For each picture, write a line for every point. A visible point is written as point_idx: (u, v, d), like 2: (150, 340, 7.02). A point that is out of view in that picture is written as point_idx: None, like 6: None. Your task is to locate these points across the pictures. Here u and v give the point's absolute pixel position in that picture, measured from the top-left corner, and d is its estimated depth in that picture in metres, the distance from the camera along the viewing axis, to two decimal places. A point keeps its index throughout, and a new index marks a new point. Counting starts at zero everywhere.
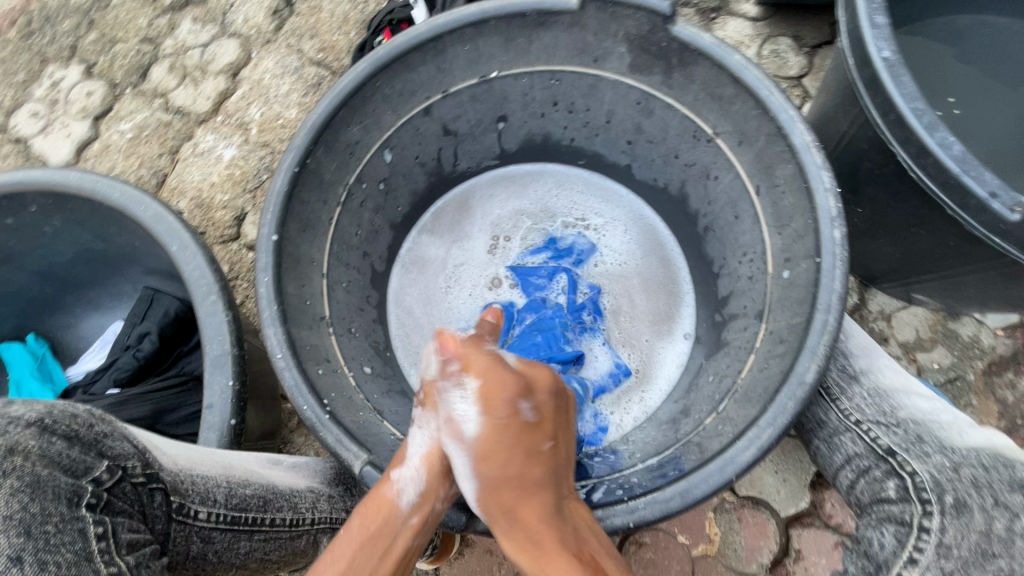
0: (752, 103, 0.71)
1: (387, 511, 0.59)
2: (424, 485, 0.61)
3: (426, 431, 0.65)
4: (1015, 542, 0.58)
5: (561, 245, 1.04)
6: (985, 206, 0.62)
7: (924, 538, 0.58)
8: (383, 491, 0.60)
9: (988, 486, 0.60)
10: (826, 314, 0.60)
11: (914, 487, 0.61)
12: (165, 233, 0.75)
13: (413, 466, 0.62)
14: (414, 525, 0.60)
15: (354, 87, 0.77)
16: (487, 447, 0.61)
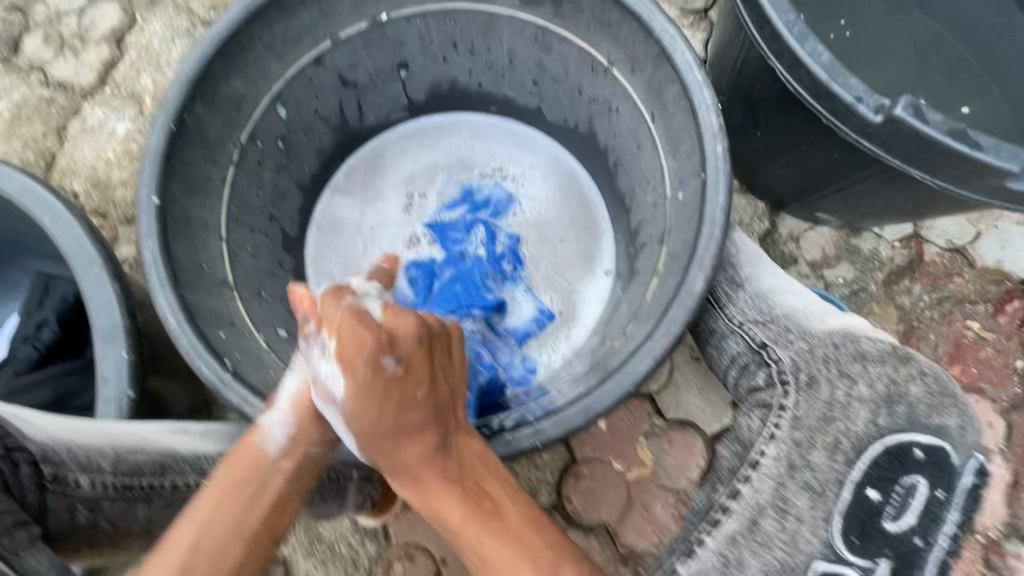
0: (637, 28, 0.73)
1: (253, 458, 0.60)
2: (294, 432, 0.62)
3: (297, 374, 0.64)
4: (852, 405, 0.67)
5: (478, 196, 1.02)
6: (852, 110, 0.66)
7: (781, 414, 0.68)
8: (248, 440, 0.61)
9: (835, 361, 0.69)
10: (712, 227, 0.63)
11: (778, 374, 0.70)
12: (35, 206, 0.70)
13: (281, 414, 0.62)
14: (286, 469, 0.61)
15: (227, 36, 0.74)
16: (405, 331, 0.65)
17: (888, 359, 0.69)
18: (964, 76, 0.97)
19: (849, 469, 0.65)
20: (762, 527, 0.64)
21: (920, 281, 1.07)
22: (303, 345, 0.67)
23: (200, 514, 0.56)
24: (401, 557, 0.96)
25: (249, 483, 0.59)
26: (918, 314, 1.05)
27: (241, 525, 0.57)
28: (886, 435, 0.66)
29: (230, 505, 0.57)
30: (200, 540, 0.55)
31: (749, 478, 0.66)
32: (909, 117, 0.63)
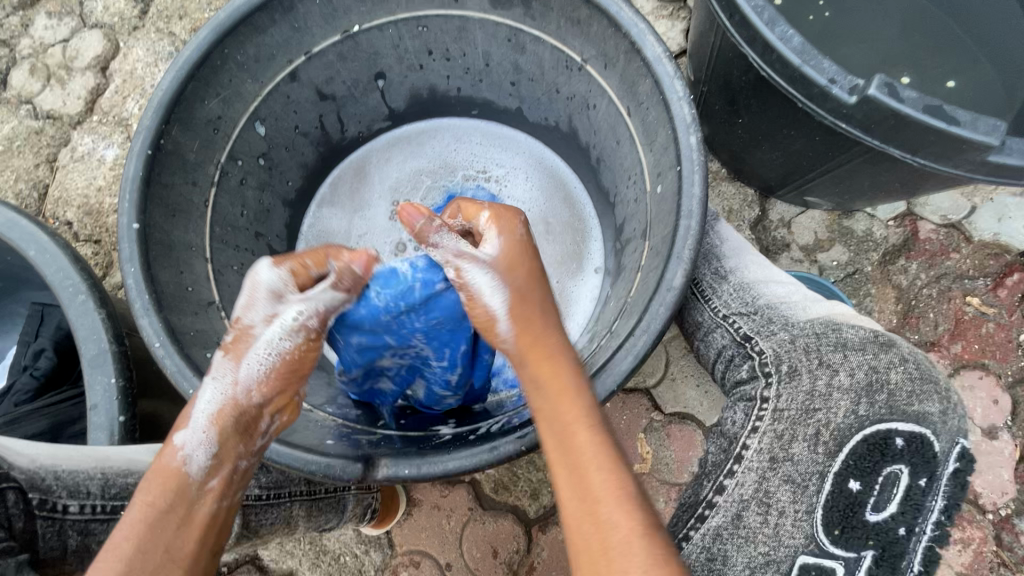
0: (607, 23, 0.72)
1: (173, 479, 0.52)
2: (216, 448, 0.54)
3: (220, 383, 0.57)
4: (833, 395, 0.62)
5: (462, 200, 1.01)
6: (827, 93, 0.65)
7: (763, 406, 0.64)
8: (165, 460, 0.53)
9: (817, 350, 0.65)
10: (688, 219, 0.62)
11: (759, 364, 0.67)
12: (19, 238, 0.71)
13: (201, 429, 0.54)
14: (214, 488, 0.53)
15: (199, 58, 0.74)
16: (511, 257, 0.62)
17: (870, 347, 0.64)
18: (946, 52, 0.96)
19: (831, 461, 0.60)
20: (745, 522, 0.61)
21: (916, 259, 1.05)
22: (228, 348, 0.58)
23: (122, 547, 0.48)
24: (407, 565, 0.96)
25: (172, 504, 0.51)
26: (916, 292, 1.04)
27: (171, 552, 0.49)
28: (867, 424, 0.60)
29: (154, 530, 0.49)
30: (125, 574, 0.47)
31: (733, 472, 0.62)
32: (884, 97, 0.62)
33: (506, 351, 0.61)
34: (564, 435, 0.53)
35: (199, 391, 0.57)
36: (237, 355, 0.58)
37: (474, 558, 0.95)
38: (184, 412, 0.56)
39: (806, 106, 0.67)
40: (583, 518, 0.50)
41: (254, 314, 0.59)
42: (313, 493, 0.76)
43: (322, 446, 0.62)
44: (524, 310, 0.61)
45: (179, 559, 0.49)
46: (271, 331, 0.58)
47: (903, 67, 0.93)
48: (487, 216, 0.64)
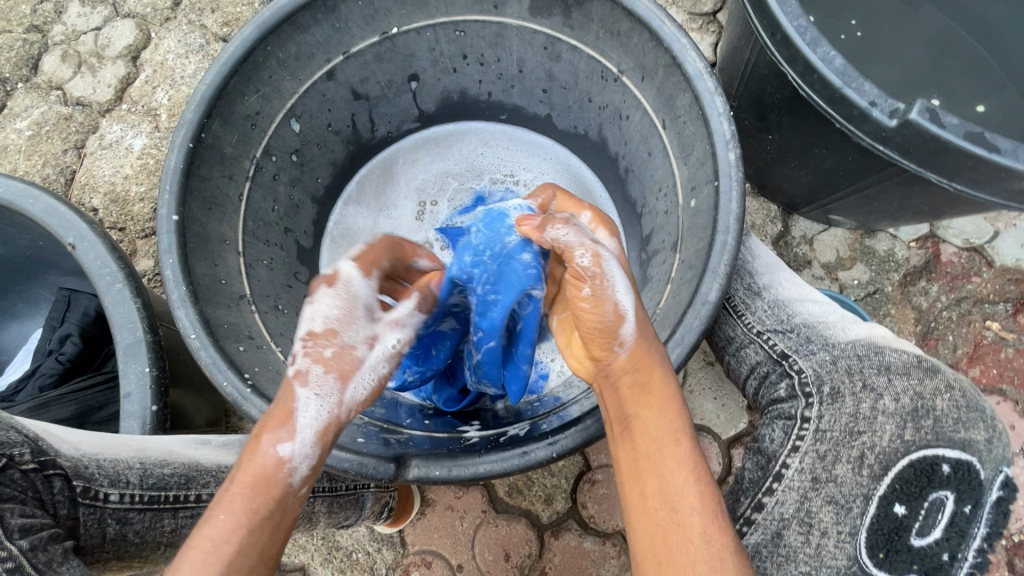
0: (647, 36, 0.72)
1: (273, 485, 0.51)
2: (315, 457, 0.53)
3: (325, 398, 0.55)
4: (877, 419, 0.60)
5: (491, 201, 1.01)
6: (867, 115, 0.65)
7: (804, 426, 0.63)
8: (265, 467, 0.51)
9: (860, 372, 0.64)
10: (725, 235, 0.62)
11: (800, 384, 0.66)
12: (59, 226, 0.73)
13: (306, 442, 0.53)
14: (304, 495, 0.53)
15: (242, 54, 0.75)
16: (625, 264, 0.61)
17: (914, 371, 0.63)
18: (976, 75, 0.96)
19: (875, 484, 0.59)
20: (785, 540, 0.60)
21: (936, 281, 1.05)
22: (330, 365, 0.56)
23: (224, 551, 0.47)
24: (418, 564, 0.97)
25: (270, 510, 0.50)
26: (935, 314, 1.04)
27: (267, 553, 0.49)
28: (914, 448, 0.58)
29: (256, 535, 0.49)
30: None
31: (773, 490, 0.62)
32: (925, 122, 0.62)
33: (622, 348, 0.56)
34: (660, 444, 0.53)
35: (295, 401, 0.54)
36: (343, 374, 0.56)
37: (485, 561, 0.96)
38: (281, 419, 0.53)
39: (843, 127, 0.68)
40: (669, 528, 0.50)
41: (354, 333, 0.59)
42: (336, 490, 0.77)
43: (356, 445, 0.63)
44: (645, 317, 0.57)
45: (271, 560, 0.49)
46: (375, 357, 0.59)
47: (933, 89, 0.93)
48: (591, 214, 0.68)
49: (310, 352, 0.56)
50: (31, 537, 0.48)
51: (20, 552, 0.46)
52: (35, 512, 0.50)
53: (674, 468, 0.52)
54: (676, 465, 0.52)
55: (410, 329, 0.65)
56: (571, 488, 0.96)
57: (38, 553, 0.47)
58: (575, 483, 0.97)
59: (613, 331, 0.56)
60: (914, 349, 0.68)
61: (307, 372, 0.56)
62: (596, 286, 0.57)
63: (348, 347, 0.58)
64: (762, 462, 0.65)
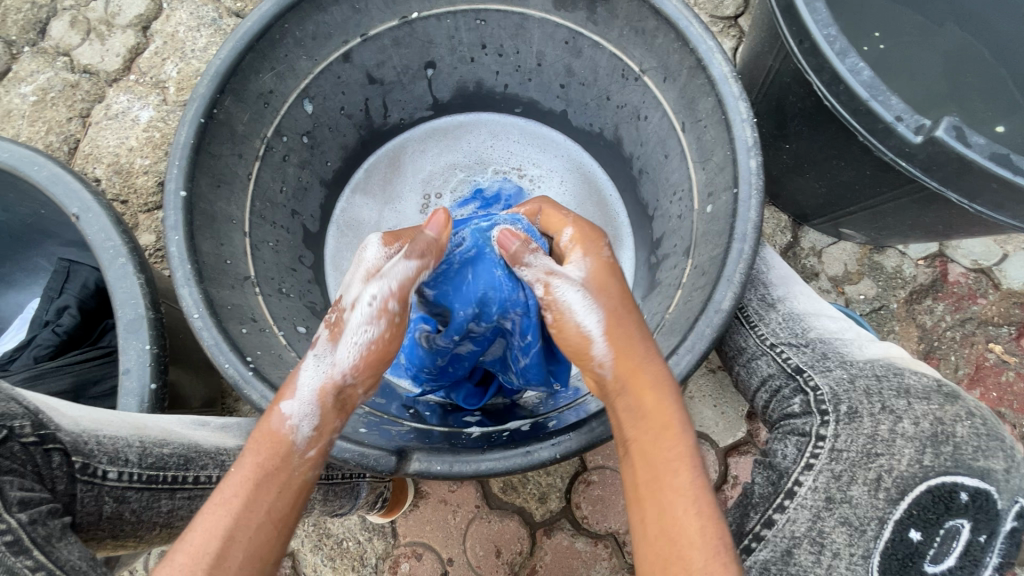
0: (673, 35, 0.71)
1: (281, 445, 0.51)
2: (318, 420, 0.54)
3: (322, 360, 0.56)
4: (897, 441, 0.58)
5: (488, 193, 0.98)
6: (891, 129, 0.65)
7: (818, 444, 0.61)
8: (274, 425, 0.52)
9: (879, 394, 0.62)
10: (741, 243, 0.62)
11: (815, 400, 0.64)
12: (63, 194, 0.71)
13: (306, 401, 0.54)
14: (313, 459, 0.52)
15: (259, 30, 0.73)
16: (602, 280, 0.61)
17: (934, 396, 0.61)
18: (997, 95, 0.94)
19: (891, 508, 0.56)
20: (796, 559, 0.56)
21: (942, 300, 1.05)
22: (330, 329, 0.58)
23: (232, 502, 0.47)
24: (408, 556, 0.96)
25: (276, 468, 0.50)
26: (939, 334, 1.04)
27: (272, 513, 0.48)
28: (932, 475, 0.56)
29: (261, 491, 0.49)
30: (234, 531, 0.46)
31: (784, 507, 0.59)
32: (950, 140, 0.62)
33: (601, 367, 0.58)
34: (660, 477, 0.50)
35: (301, 365, 0.56)
36: (336, 337, 0.57)
37: (476, 556, 0.95)
38: (289, 381, 0.55)
39: (865, 140, 0.67)
40: (667, 562, 0.47)
41: (353, 294, 0.60)
42: (331, 478, 0.76)
43: (359, 435, 0.63)
44: (620, 337, 0.58)
45: (279, 520, 0.48)
46: (358, 316, 0.57)
47: (950, 106, 0.91)
48: (572, 232, 0.67)
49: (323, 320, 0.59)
50: (30, 511, 0.47)
51: (19, 525, 0.45)
52: (33, 486, 0.49)
53: (676, 498, 0.49)
54: (678, 494, 0.49)
55: (398, 279, 0.59)
56: (565, 487, 0.96)
57: (37, 528, 0.46)
58: (570, 483, 0.97)
59: (585, 352, 0.59)
60: (933, 374, 0.66)
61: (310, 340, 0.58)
62: (556, 311, 0.62)
63: (348, 317, 0.58)
64: (771, 477, 0.63)
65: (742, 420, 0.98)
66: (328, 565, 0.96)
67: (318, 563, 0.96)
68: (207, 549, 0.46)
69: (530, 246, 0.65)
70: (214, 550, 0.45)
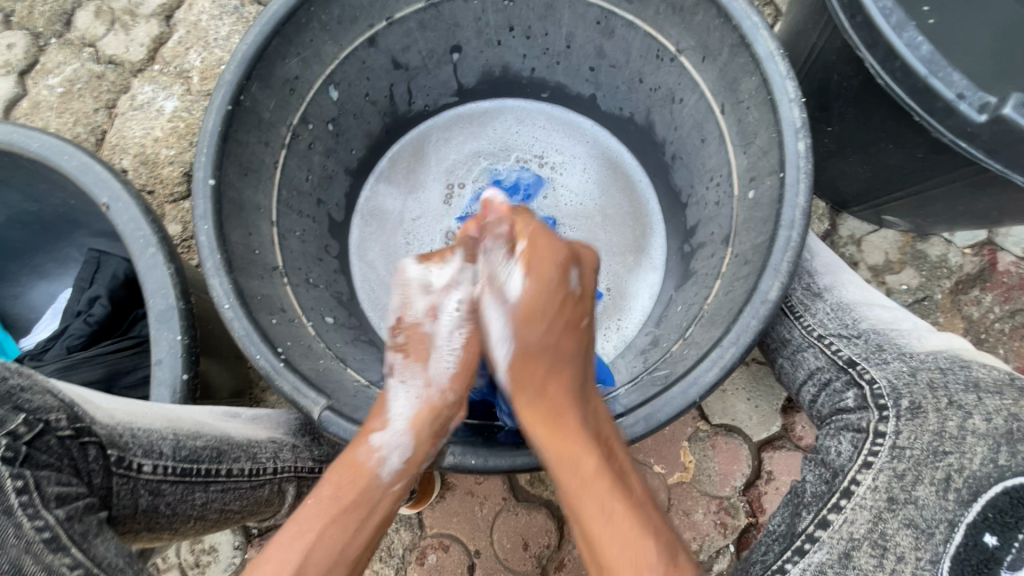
0: (714, 12, 0.68)
1: (367, 481, 0.59)
2: (408, 453, 0.61)
3: (412, 387, 0.64)
4: (967, 440, 0.56)
5: (506, 183, 0.98)
6: (952, 108, 0.61)
7: (878, 442, 0.58)
8: (364, 459, 0.59)
9: (944, 388, 0.59)
10: (789, 230, 0.59)
11: (872, 395, 0.61)
12: (93, 184, 0.71)
13: (398, 431, 0.61)
14: (396, 492, 0.60)
15: (284, 14, 0.71)
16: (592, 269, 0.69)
17: (1006, 390, 0.58)
18: None
19: (963, 511, 0.52)
20: (855, 562, 0.53)
21: (990, 290, 1.00)
22: (408, 352, 0.66)
23: (308, 533, 0.55)
24: (435, 547, 0.96)
25: (355, 501, 0.58)
26: (987, 326, 0.99)
27: (347, 549, 0.56)
28: (1008, 475, 0.52)
29: (337, 526, 0.56)
30: (308, 561, 0.54)
31: (841, 507, 0.56)
32: (1020, 118, 0.57)
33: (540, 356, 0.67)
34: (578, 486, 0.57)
35: (392, 394, 0.64)
36: (420, 359, 0.65)
37: (504, 548, 0.94)
38: (381, 411, 0.62)
39: (922, 121, 0.63)
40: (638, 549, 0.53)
41: (417, 308, 0.67)
42: None
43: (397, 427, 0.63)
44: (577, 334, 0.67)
45: (350, 556, 0.56)
46: (443, 334, 0.67)
47: (1007, 84, 0.85)
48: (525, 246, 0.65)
49: (393, 347, 0.66)
50: (67, 507, 0.47)
51: (56, 523, 0.46)
52: (70, 480, 0.49)
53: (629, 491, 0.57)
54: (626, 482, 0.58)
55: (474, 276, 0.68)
56: None
57: (74, 524, 0.47)
58: None
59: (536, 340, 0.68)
60: (999, 366, 0.63)
61: (396, 364, 0.66)
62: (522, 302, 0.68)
63: (429, 340, 0.66)
64: (825, 476, 0.60)
65: (777, 413, 0.95)
66: None
67: None
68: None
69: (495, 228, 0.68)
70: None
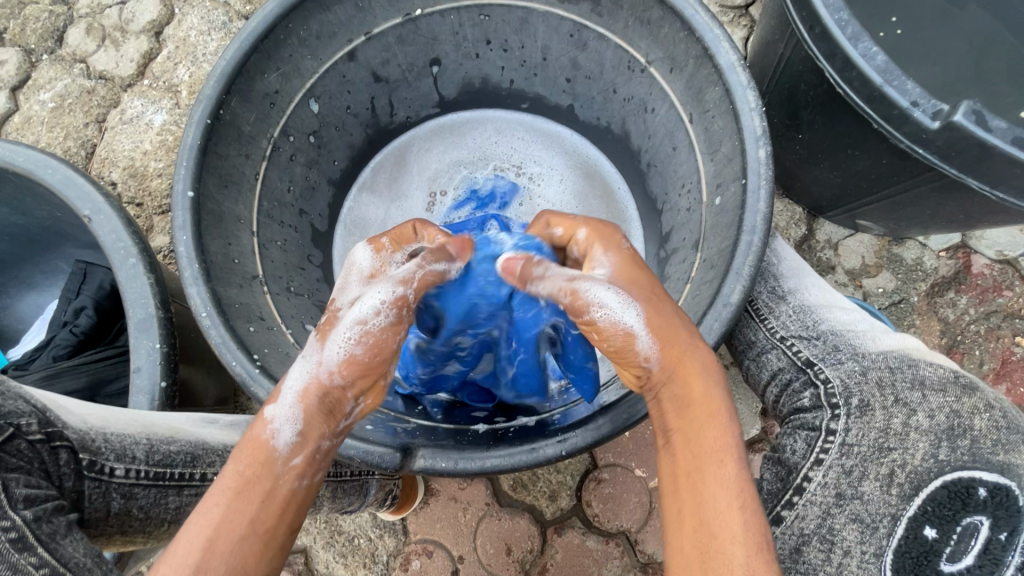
0: (679, 25, 0.70)
1: (263, 455, 0.52)
2: (301, 425, 0.54)
3: (309, 361, 0.57)
4: (910, 436, 0.57)
5: (483, 192, 1.01)
6: (907, 116, 0.63)
7: (829, 439, 0.60)
8: (256, 433, 0.53)
9: (892, 386, 0.60)
10: (751, 235, 0.60)
11: (825, 394, 0.63)
12: (75, 196, 0.72)
13: (287, 405, 0.54)
14: (298, 466, 0.53)
15: (263, 31, 0.74)
16: (628, 274, 0.60)
17: (950, 388, 0.59)
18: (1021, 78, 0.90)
19: (904, 505, 0.55)
20: (805, 557, 0.57)
21: (965, 293, 1.02)
22: (318, 330, 0.60)
23: (212, 514, 0.49)
24: (419, 553, 0.96)
25: (259, 475, 0.52)
26: (963, 328, 1.00)
27: (255, 525, 0.50)
28: (948, 469, 0.55)
29: (242, 501, 0.50)
30: (215, 541, 0.48)
31: (793, 504, 0.59)
32: (970, 125, 0.59)
33: (647, 361, 0.55)
34: (702, 462, 0.50)
35: (289, 368, 0.57)
36: (325, 335, 0.58)
37: (487, 554, 0.95)
38: (276, 388, 0.57)
39: (879, 128, 0.65)
40: (704, 551, 0.47)
41: (347, 296, 0.62)
42: (339, 475, 0.76)
43: (364, 432, 0.64)
44: (664, 325, 0.55)
45: (262, 531, 0.50)
46: (352, 313, 0.59)
47: (971, 92, 0.88)
48: (588, 231, 0.65)
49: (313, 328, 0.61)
50: (35, 507, 0.48)
51: (23, 523, 0.46)
52: (39, 483, 0.50)
53: (717, 489, 0.49)
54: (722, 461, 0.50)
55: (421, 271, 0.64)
56: (576, 486, 0.95)
57: (42, 525, 0.47)
58: (581, 481, 0.96)
59: (630, 349, 0.56)
60: (950, 365, 0.64)
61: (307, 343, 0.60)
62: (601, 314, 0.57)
63: (337, 324, 0.59)
64: (780, 474, 0.62)
65: (756, 416, 0.96)
66: (340, 561, 0.96)
67: (330, 560, 0.97)
68: (190, 560, 0.47)
69: (536, 263, 0.64)
70: (197, 559, 0.47)
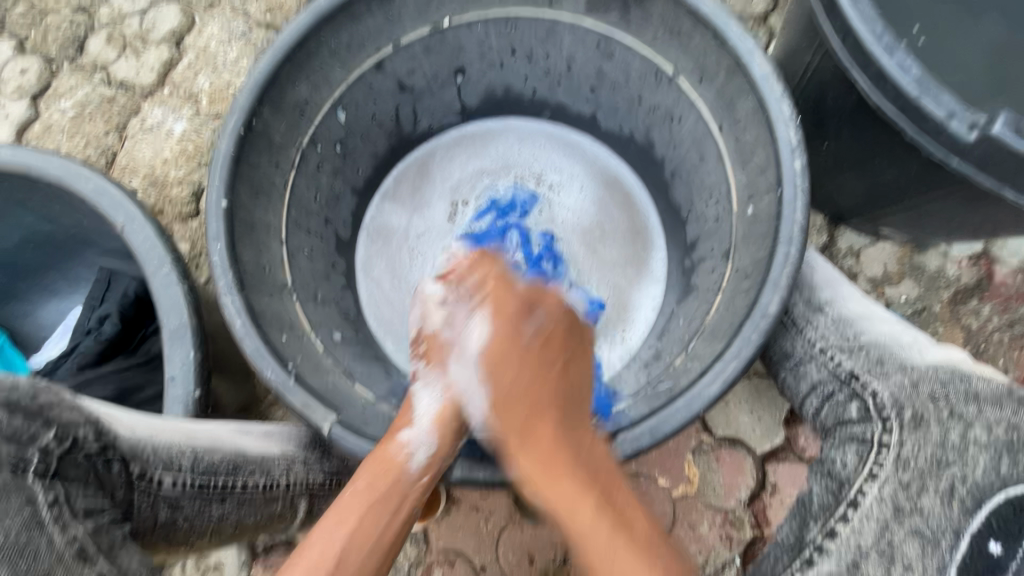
0: (710, 36, 0.70)
1: (396, 472, 0.61)
2: (433, 447, 0.65)
3: (433, 389, 0.69)
4: (969, 450, 0.61)
5: (504, 202, 0.99)
6: (943, 126, 0.63)
7: (882, 453, 0.62)
8: (392, 452, 0.62)
9: (945, 399, 0.63)
10: (788, 246, 0.60)
11: (876, 407, 0.65)
12: (108, 206, 0.73)
13: (424, 429, 0.65)
14: (425, 484, 0.63)
15: (296, 42, 0.74)
16: (495, 354, 0.69)
17: (1006, 403, 0.62)
18: None
19: (968, 520, 0.59)
20: (863, 571, 0.58)
21: (988, 301, 1.01)
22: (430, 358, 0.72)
23: (345, 525, 0.58)
24: (441, 563, 0.95)
25: (394, 493, 0.61)
26: (986, 336, 1.00)
27: (383, 538, 0.58)
28: (1010, 484, 0.59)
29: (373, 516, 0.59)
30: (348, 550, 0.57)
31: (848, 518, 0.60)
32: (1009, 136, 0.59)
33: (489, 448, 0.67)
34: (581, 531, 0.58)
35: (414, 396, 0.69)
36: (441, 361, 0.71)
37: (510, 563, 0.94)
38: (407, 411, 0.67)
39: (914, 139, 0.65)
40: None
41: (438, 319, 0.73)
42: None
43: None
44: (506, 406, 0.66)
45: (388, 543, 0.59)
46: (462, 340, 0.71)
47: (997, 102, 0.89)
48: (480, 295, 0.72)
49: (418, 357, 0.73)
50: (95, 518, 0.53)
51: (84, 535, 0.51)
52: (96, 494, 0.54)
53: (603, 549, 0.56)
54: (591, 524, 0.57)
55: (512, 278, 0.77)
56: None
57: (102, 537, 0.52)
58: None
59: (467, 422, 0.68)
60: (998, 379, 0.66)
61: (418, 372, 0.72)
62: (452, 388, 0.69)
63: (449, 348, 0.71)
64: (831, 487, 0.64)
65: (780, 425, 0.95)
66: None
67: None
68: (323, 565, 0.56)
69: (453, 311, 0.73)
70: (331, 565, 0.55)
